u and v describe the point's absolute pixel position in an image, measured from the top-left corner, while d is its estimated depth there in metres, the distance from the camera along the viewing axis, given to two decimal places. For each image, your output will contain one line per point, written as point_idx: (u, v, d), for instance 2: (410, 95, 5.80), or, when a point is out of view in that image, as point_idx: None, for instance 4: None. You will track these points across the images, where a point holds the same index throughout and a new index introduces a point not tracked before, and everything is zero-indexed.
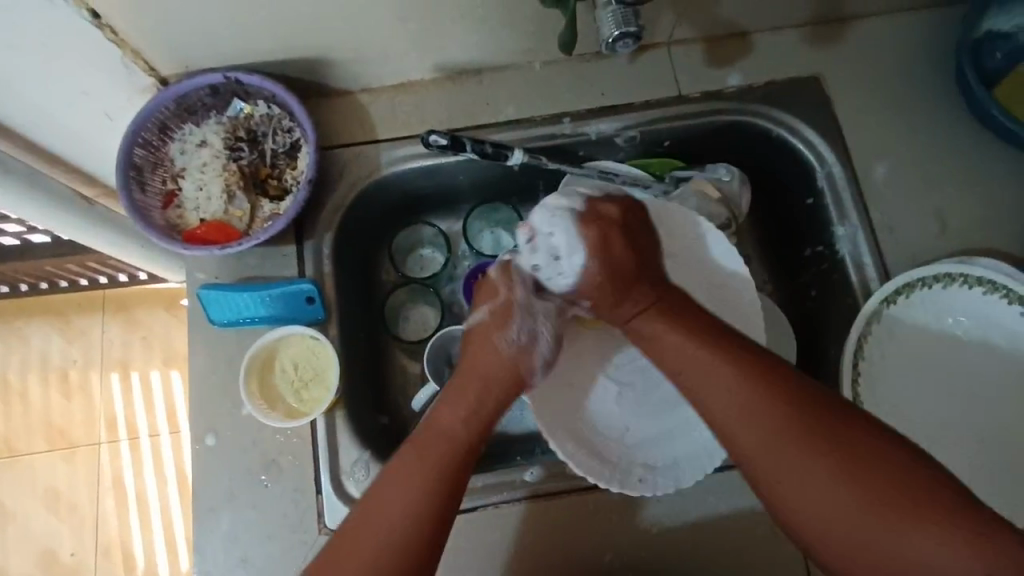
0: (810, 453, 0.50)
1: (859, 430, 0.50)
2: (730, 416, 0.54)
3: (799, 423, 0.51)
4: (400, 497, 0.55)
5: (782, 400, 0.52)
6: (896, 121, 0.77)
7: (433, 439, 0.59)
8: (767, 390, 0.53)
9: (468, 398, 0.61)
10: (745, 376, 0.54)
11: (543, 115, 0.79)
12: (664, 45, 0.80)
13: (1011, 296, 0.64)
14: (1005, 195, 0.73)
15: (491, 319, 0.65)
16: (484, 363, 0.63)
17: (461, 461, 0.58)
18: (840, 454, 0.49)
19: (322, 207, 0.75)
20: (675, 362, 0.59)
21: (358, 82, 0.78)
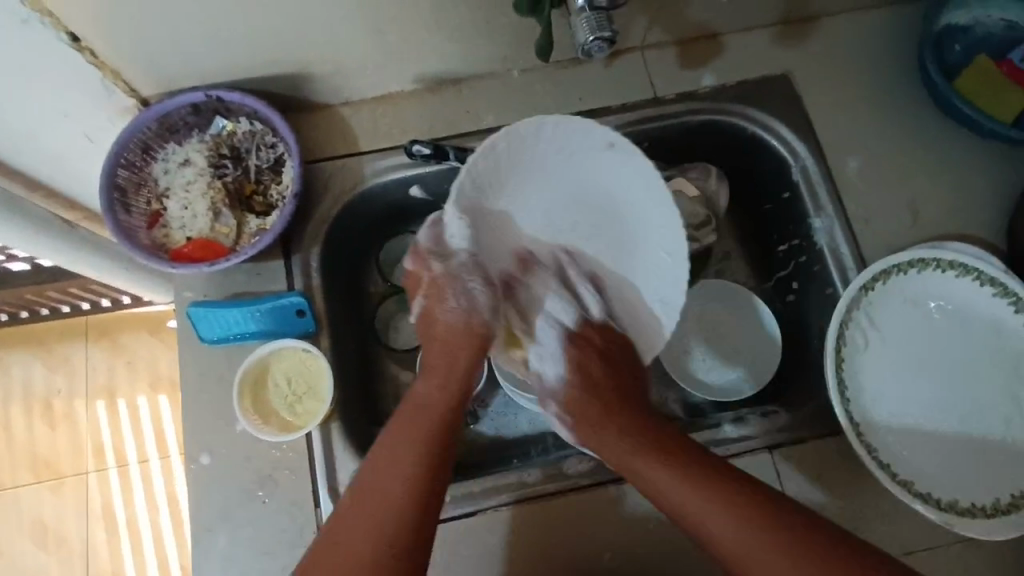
0: (736, 521, 0.56)
1: (772, 505, 0.57)
2: (641, 474, 0.62)
3: (721, 493, 0.58)
4: (386, 460, 0.60)
5: (701, 471, 0.60)
6: (864, 114, 0.79)
7: (417, 416, 0.64)
8: (678, 459, 0.61)
9: (438, 370, 0.67)
10: (647, 446, 0.63)
11: (523, 121, 0.80)
12: (638, 49, 0.82)
13: (982, 278, 0.66)
14: (973, 180, 0.76)
15: (430, 298, 0.70)
16: (449, 344, 0.68)
17: (443, 431, 0.63)
18: (764, 519, 0.56)
19: (308, 220, 0.76)
20: (615, 454, 0.64)
21: (339, 96, 0.79)
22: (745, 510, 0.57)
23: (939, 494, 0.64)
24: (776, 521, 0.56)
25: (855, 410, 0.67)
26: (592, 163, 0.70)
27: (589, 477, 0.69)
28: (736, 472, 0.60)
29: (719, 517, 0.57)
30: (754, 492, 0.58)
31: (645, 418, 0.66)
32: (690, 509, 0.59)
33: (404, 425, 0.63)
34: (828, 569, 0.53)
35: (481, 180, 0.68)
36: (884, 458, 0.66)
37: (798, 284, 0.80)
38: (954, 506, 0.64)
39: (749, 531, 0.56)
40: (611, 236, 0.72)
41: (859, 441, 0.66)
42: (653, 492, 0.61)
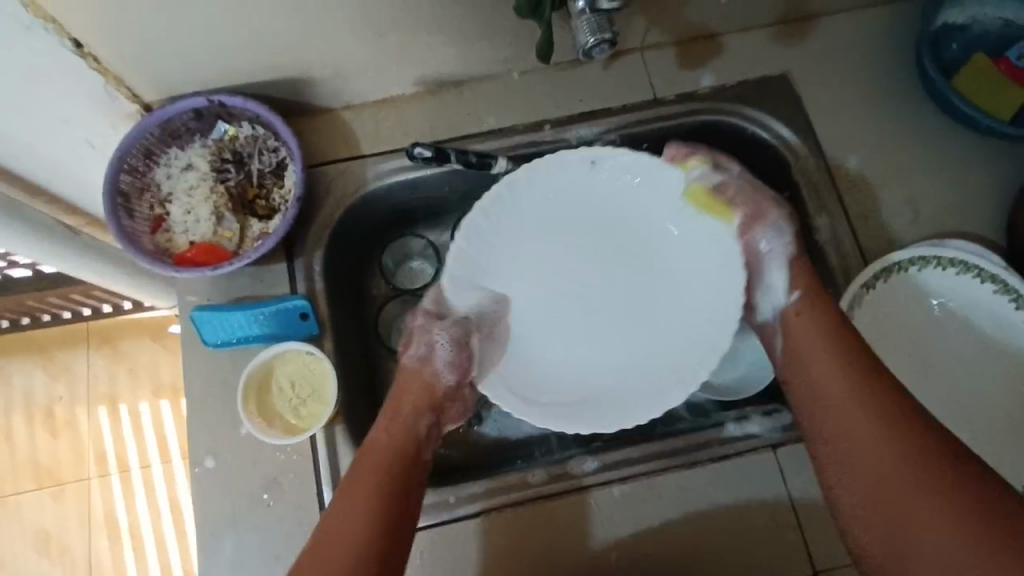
0: (902, 464, 0.54)
1: (944, 452, 0.54)
2: (826, 400, 0.59)
3: (908, 435, 0.55)
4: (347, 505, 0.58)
5: (885, 401, 0.57)
6: (863, 113, 0.79)
7: (370, 456, 0.62)
8: (870, 386, 0.58)
9: (401, 415, 0.65)
10: (838, 369, 0.59)
11: (524, 124, 0.81)
12: (638, 51, 0.82)
13: (982, 275, 0.67)
14: (973, 178, 0.76)
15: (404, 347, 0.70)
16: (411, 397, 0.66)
17: (404, 472, 0.62)
18: (935, 463, 0.53)
19: (311, 224, 0.76)
20: (822, 384, 0.60)
21: (340, 100, 0.79)
22: (910, 453, 0.54)
23: None
24: (930, 458, 0.53)
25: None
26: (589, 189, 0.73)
27: (594, 477, 0.69)
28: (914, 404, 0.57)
29: (871, 448, 0.55)
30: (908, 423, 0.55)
31: (859, 341, 0.61)
32: (850, 438, 0.57)
33: (361, 467, 0.61)
34: (954, 507, 0.51)
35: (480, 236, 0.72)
36: None
37: None
38: None
39: (894, 463, 0.54)
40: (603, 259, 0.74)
41: None
42: (823, 419, 0.59)
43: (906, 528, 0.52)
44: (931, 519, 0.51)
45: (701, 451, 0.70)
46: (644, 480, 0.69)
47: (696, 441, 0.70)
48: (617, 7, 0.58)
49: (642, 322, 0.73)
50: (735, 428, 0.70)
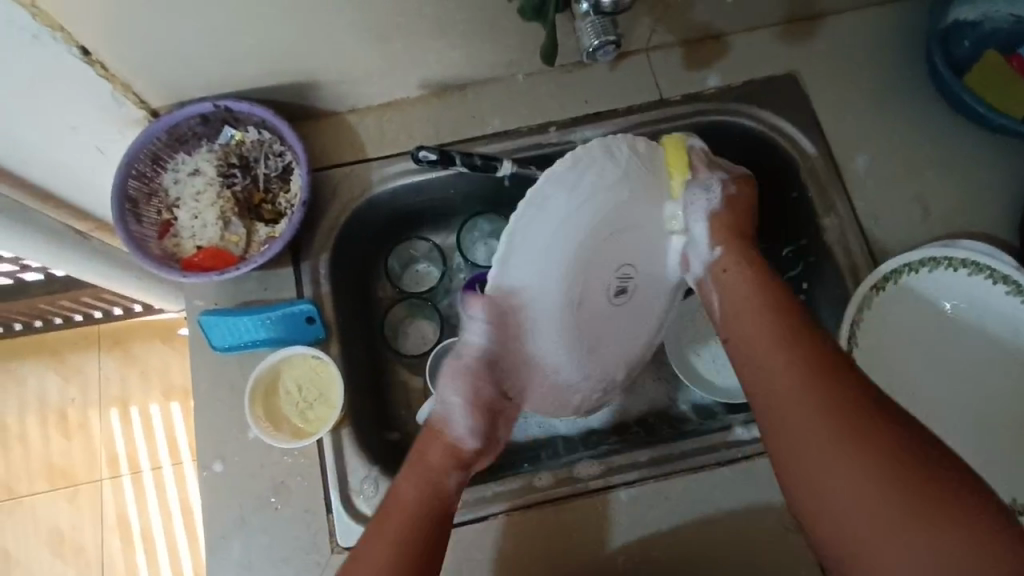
0: (832, 420, 0.53)
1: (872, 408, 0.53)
2: (756, 355, 0.59)
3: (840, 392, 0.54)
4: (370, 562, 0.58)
5: (811, 355, 0.57)
6: (872, 111, 0.79)
7: (398, 516, 0.60)
8: (797, 341, 0.58)
9: (427, 474, 0.62)
10: (768, 323, 0.60)
11: (529, 125, 0.80)
12: (643, 52, 0.82)
13: (995, 275, 0.65)
14: (984, 177, 0.75)
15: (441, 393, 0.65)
16: (439, 457, 0.63)
17: (426, 536, 0.59)
18: (859, 418, 0.52)
19: (317, 228, 0.76)
20: (754, 348, 0.60)
21: (345, 103, 0.79)
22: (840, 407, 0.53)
23: None
24: (856, 409, 0.52)
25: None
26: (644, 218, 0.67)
27: (600, 480, 0.69)
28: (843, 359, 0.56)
29: (799, 393, 0.55)
30: (835, 375, 0.55)
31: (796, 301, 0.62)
32: (771, 389, 0.57)
33: (382, 531, 0.59)
34: (881, 449, 0.51)
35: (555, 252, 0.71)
36: None
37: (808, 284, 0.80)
38: None
39: (816, 413, 0.53)
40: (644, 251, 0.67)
41: None
42: (754, 371, 0.59)
43: (823, 480, 0.52)
44: (851, 470, 0.50)
45: (709, 454, 0.69)
46: (652, 484, 0.69)
47: (703, 445, 0.70)
48: (620, 11, 0.57)
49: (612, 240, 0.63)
50: (743, 432, 0.70)
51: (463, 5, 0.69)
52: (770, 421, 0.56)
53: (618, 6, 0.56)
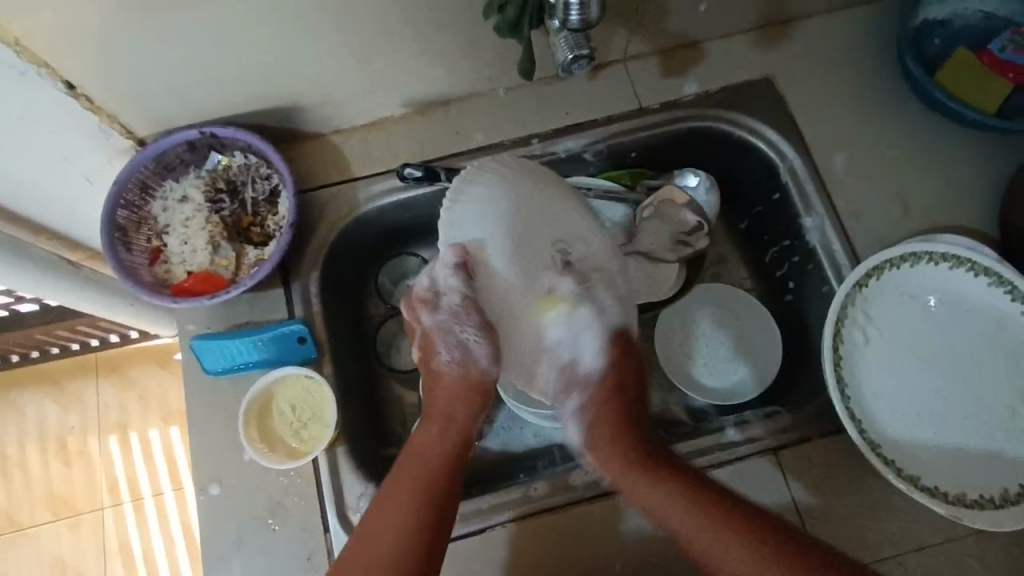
0: (723, 534, 0.56)
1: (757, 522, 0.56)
2: (649, 503, 0.60)
3: (723, 505, 0.58)
4: (392, 495, 0.61)
5: (709, 510, 0.57)
6: (849, 111, 0.80)
7: (417, 458, 0.63)
8: (653, 471, 0.60)
9: (440, 418, 0.65)
10: (666, 493, 0.59)
11: (511, 139, 0.82)
12: (620, 62, 0.83)
13: (976, 268, 0.66)
14: (961, 171, 0.76)
15: (423, 351, 0.67)
16: (446, 399, 0.66)
17: (439, 484, 0.61)
18: (734, 526, 0.56)
19: (306, 248, 0.77)
20: (628, 488, 0.61)
21: (330, 124, 0.80)
22: (733, 522, 0.56)
23: (945, 487, 0.63)
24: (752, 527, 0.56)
25: (854, 406, 0.66)
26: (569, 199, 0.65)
27: (596, 487, 0.69)
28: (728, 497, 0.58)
29: (716, 536, 0.56)
30: (768, 544, 0.55)
31: (654, 446, 0.63)
32: (718, 564, 0.56)
33: (395, 486, 0.61)
34: (778, 570, 0.53)
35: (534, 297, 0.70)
36: (888, 454, 0.64)
37: (795, 284, 0.81)
38: (962, 499, 0.62)
39: (742, 551, 0.55)
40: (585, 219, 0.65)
41: (862, 439, 0.64)
42: (699, 563, 0.57)
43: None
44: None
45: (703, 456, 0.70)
46: None
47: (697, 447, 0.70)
48: (587, 26, 0.56)
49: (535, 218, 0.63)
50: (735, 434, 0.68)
51: (439, 23, 0.70)
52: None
53: (581, 23, 0.56)
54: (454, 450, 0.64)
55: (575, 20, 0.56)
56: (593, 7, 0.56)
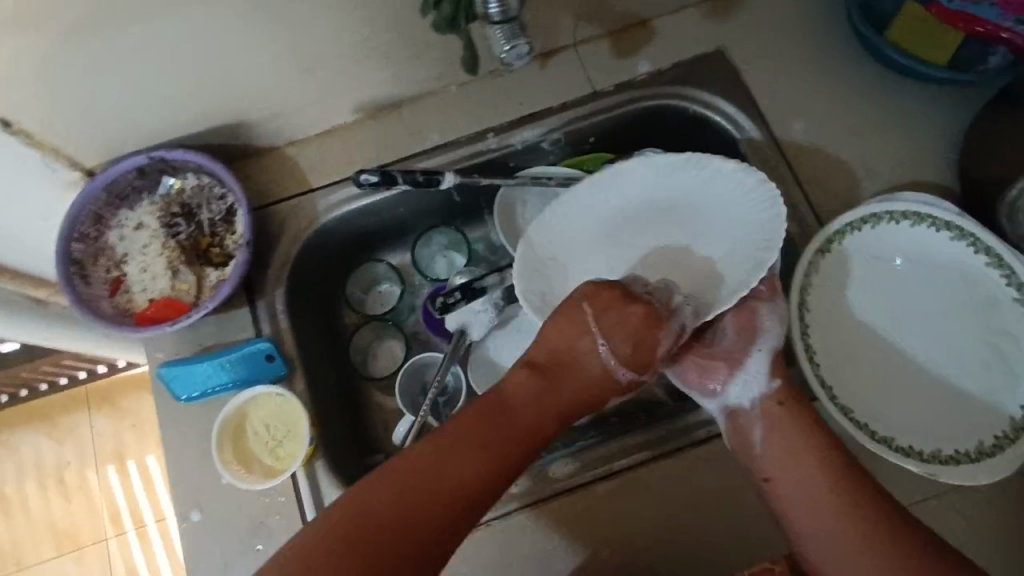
0: (862, 536, 0.55)
1: (909, 535, 0.55)
2: (820, 478, 0.58)
3: (871, 516, 0.56)
4: (474, 435, 0.57)
5: (836, 479, 0.58)
6: (803, 76, 0.79)
7: (510, 422, 0.58)
8: (836, 463, 0.58)
9: (563, 392, 0.60)
10: (813, 459, 0.59)
11: (466, 135, 0.81)
12: (570, 48, 0.82)
13: (936, 223, 0.67)
14: (920, 128, 0.76)
15: (615, 341, 0.60)
16: (584, 378, 0.60)
17: (520, 454, 0.58)
18: (881, 535, 0.55)
19: (269, 265, 0.77)
20: (793, 458, 0.59)
21: (282, 137, 0.79)
22: (880, 528, 0.55)
23: (920, 446, 0.63)
24: (910, 544, 0.54)
25: (824, 373, 0.65)
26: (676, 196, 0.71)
27: (575, 479, 0.69)
28: (865, 476, 0.58)
29: (848, 535, 0.56)
30: (895, 532, 0.55)
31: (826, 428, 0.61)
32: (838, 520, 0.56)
33: (488, 431, 0.57)
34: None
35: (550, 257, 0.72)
36: (861, 418, 0.64)
37: None
38: (937, 456, 0.62)
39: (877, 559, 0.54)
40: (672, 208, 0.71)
41: (832, 405, 0.63)
42: (807, 518, 0.57)
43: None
44: None
45: (681, 438, 0.70)
46: (629, 475, 0.69)
47: (674, 430, 0.70)
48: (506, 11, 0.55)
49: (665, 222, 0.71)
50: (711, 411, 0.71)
51: (378, 26, 0.69)
52: (825, 553, 0.56)
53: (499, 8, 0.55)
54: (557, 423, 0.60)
55: (495, 15, 0.57)
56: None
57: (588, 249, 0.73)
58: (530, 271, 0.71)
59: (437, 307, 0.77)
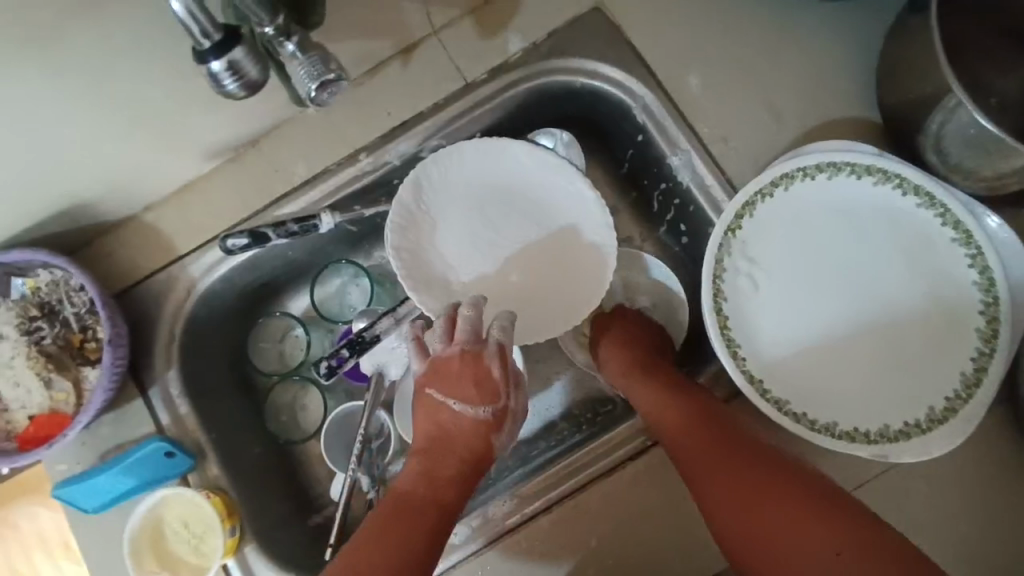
0: (716, 458, 0.56)
1: (754, 449, 0.56)
2: (671, 419, 0.60)
3: (717, 438, 0.57)
4: (385, 524, 0.57)
5: (687, 414, 0.59)
6: (692, 20, 0.70)
7: (410, 502, 0.59)
8: (683, 403, 0.61)
9: (441, 448, 0.62)
10: (675, 409, 0.60)
11: (336, 161, 0.72)
12: (433, 36, 0.72)
13: (857, 170, 0.60)
14: (829, 58, 0.67)
15: (445, 388, 0.63)
16: (455, 434, 0.63)
17: (431, 527, 0.57)
18: (731, 452, 0.56)
19: (154, 347, 0.71)
20: (660, 413, 0.61)
21: (135, 205, 0.71)
22: (730, 446, 0.57)
23: (865, 426, 0.59)
24: (758, 458, 0.56)
25: (752, 366, 0.60)
26: (544, 187, 0.73)
27: (518, 513, 0.65)
28: (709, 405, 0.61)
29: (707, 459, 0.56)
30: (767, 466, 0.55)
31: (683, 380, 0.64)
32: (718, 477, 0.55)
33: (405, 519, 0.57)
34: (776, 487, 0.53)
35: (414, 212, 0.71)
36: (797, 409, 0.60)
37: (687, 226, 0.73)
38: (886, 434, 0.58)
39: (735, 477, 0.55)
40: (535, 194, 0.74)
41: (764, 400, 0.59)
42: (688, 469, 0.57)
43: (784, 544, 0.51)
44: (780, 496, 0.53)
45: (620, 450, 0.66)
46: (572, 500, 0.65)
47: (621, 438, 0.66)
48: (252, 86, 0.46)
49: (530, 203, 0.74)
50: None
51: (187, 69, 0.60)
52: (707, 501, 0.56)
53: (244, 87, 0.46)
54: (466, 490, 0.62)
55: (236, 90, 0.46)
56: (248, 68, 0.45)
57: (459, 210, 0.73)
58: (403, 224, 0.70)
59: (322, 375, 0.71)
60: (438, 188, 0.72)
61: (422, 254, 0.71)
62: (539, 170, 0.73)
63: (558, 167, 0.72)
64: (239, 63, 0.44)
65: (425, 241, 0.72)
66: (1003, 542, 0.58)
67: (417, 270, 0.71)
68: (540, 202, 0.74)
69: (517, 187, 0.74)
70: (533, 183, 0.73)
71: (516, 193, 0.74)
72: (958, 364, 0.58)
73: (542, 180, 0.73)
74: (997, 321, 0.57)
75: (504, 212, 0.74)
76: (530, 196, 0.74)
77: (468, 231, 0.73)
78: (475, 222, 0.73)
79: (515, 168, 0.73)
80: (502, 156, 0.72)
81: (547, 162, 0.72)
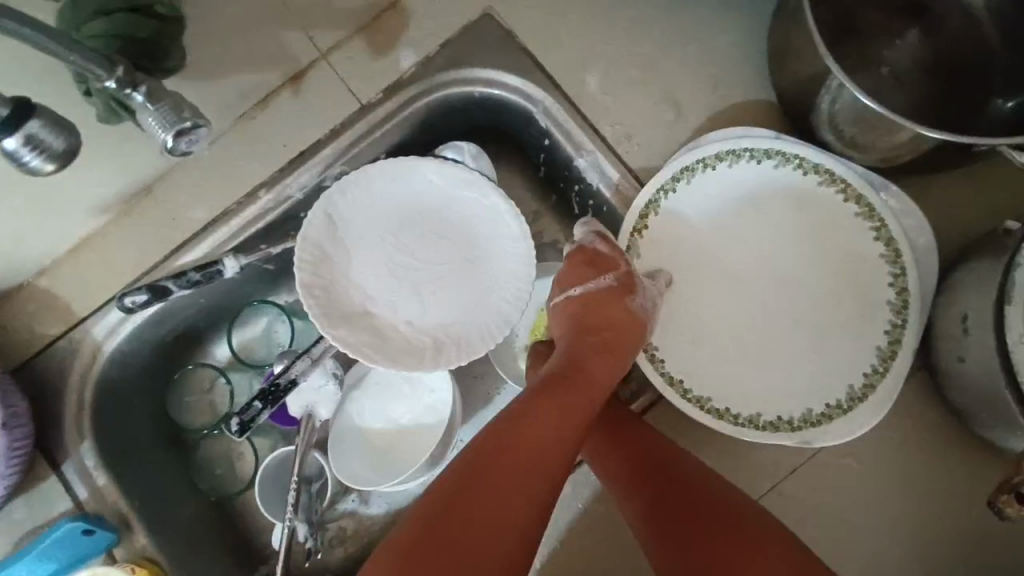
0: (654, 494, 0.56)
1: (691, 481, 0.56)
2: (611, 452, 0.59)
3: (655, 472, 0.57)
4: (518, 471, 0.50)
5: (625, 446, 0.59)
6: (585, 18, 0.68)
7: (525, 447, 0.51)
8: (619, 433, 0.60)
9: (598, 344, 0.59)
10: (611, 442, 0.60)
11: (236, 200, 0.68)
12: (323, 60, 0.69)
13: (755, 155, 0.62)
14: (722, 44, 0.67)
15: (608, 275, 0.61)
16: (609, 328, 0.59)
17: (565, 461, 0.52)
18: (669, 486, 0.56)
19: (63, 418, 0.66)
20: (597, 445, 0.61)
21: (22, 271, 0.67)
22: (669, 479, 0.56)
23: (789, 414, 0.61)
24: (697, 490, 0.55)
25: (670, 368, 0.63)
26: (460, 204, 0.71)
27: None
28: (646, 431, 0.60)
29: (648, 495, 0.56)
30: (705, 501, 0.54)
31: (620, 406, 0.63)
32: (656, 516, 0.55)
33: (493, 482, 0.49)
34: (716, 522, 0.53)
35: (325, 251, 0.68)
36: (720, 405, 0.62)
37: None
38: (809, 419, 0.61)
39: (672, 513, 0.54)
40: (452, 212, 0.71)
41: (686, 401, 0.61)
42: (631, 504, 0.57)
43: None
44: (720, 531, 0.53)
45: None
46: None
47: None
48: (61, 157, 0.42)
49: (447, 224, 0.71)
50: None
51: None
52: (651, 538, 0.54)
53: (54, 162, 0.42)
54: (562, 429, 0.53)
55: (43, 164, 0.42)
56: (49, 139, 0.41)
57: (374, 243, 0.70)
58: (316, 263, 0.68)
59: (233, 431, 0.68)
60: (345, 221, 0.69)
61: (342, 293, 0.69)
62: (452, 187, 0.70)
63: (473, 181, 0.70)
64: (36, 135, 0.41)
65: (338, 279, 0.69)
66: (932, 505, 0.60)
67: (336, 310, 0.68)
68: (456, 221, 0.71)
69: (432, 209, 0.71)
70: (448, 202, 0.71)
71: (430, 216, 0.71)
72: (872, 340, 0.61)
73: (455, 199, 0.71)
74: (905, 291, 0.60)
75: (420, 240, 0.71)
76: (442, 216, 0.71)
77: (385, 264, 0.70)
78: (393, 254, 0.71)
79: (429, 192, 0.71)
80: (413, 180, 0.70)
81: (459, 176, 0.70)
